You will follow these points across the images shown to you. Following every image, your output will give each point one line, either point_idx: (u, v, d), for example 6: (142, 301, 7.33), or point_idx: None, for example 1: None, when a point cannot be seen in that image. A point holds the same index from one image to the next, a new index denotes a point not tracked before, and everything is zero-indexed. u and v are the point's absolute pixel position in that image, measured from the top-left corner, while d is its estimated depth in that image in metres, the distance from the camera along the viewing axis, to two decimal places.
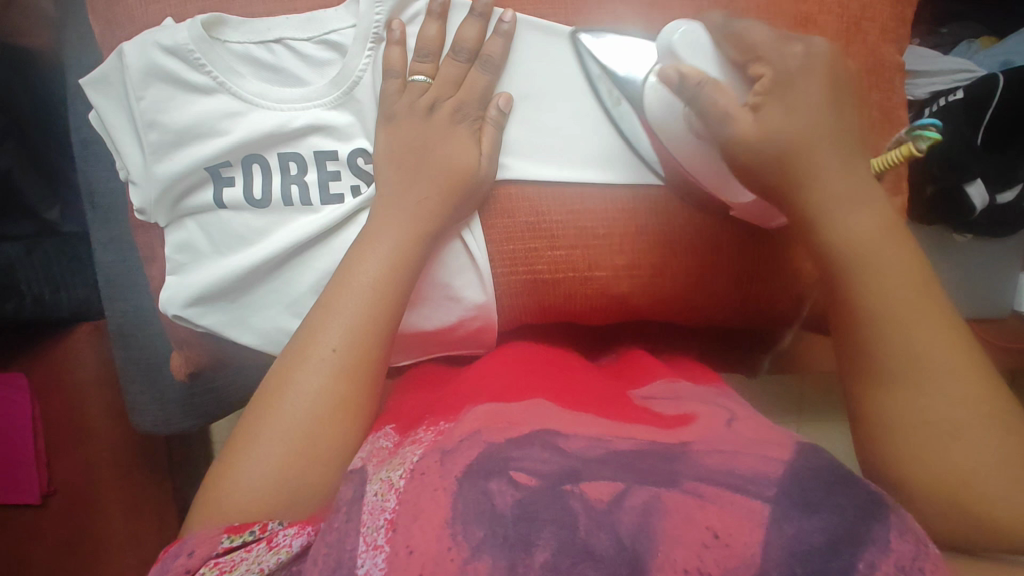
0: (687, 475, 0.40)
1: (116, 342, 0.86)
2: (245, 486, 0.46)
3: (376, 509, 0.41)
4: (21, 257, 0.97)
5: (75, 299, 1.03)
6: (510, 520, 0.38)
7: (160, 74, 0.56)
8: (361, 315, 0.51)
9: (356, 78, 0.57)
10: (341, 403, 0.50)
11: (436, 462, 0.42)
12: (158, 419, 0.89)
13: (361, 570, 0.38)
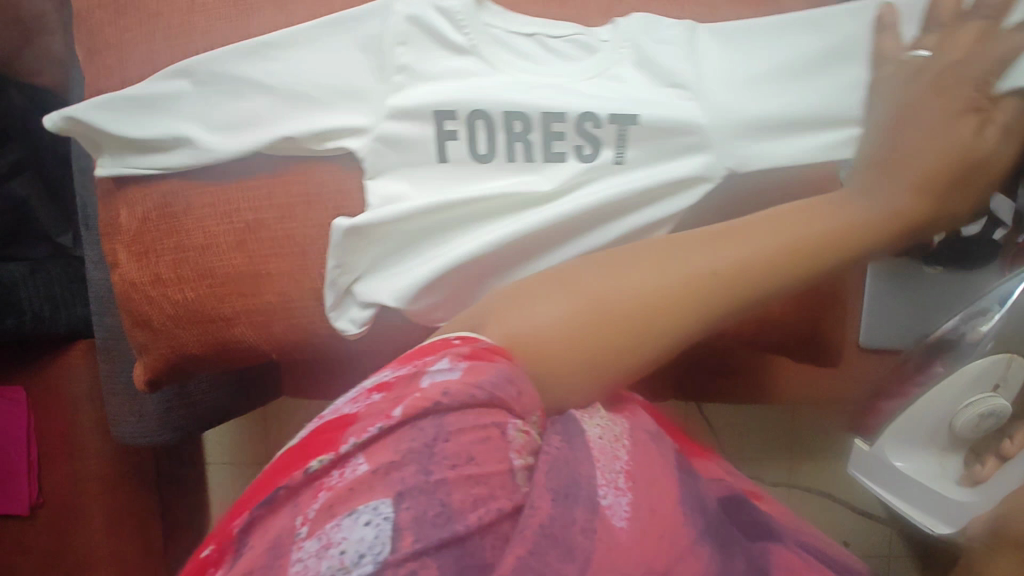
0: (793, 538, 0.39)
1: (101, 356, 0.90)
2: (539, 323, 0.43)
3: (608, 452, 0.39)
4: (25, 277, 1.02)
5: (73, 317, 1.07)
6: (714, 515, 0.39)
7: (231, 71, 0.54)
8: (744, 252, 0.46)
9: (517, 65, 0.52)
10: (644, 322, 0.44)
11: (649, 442, 0.44)
12: (137, 432, 0.92)
13: (604, 499, 0.35)
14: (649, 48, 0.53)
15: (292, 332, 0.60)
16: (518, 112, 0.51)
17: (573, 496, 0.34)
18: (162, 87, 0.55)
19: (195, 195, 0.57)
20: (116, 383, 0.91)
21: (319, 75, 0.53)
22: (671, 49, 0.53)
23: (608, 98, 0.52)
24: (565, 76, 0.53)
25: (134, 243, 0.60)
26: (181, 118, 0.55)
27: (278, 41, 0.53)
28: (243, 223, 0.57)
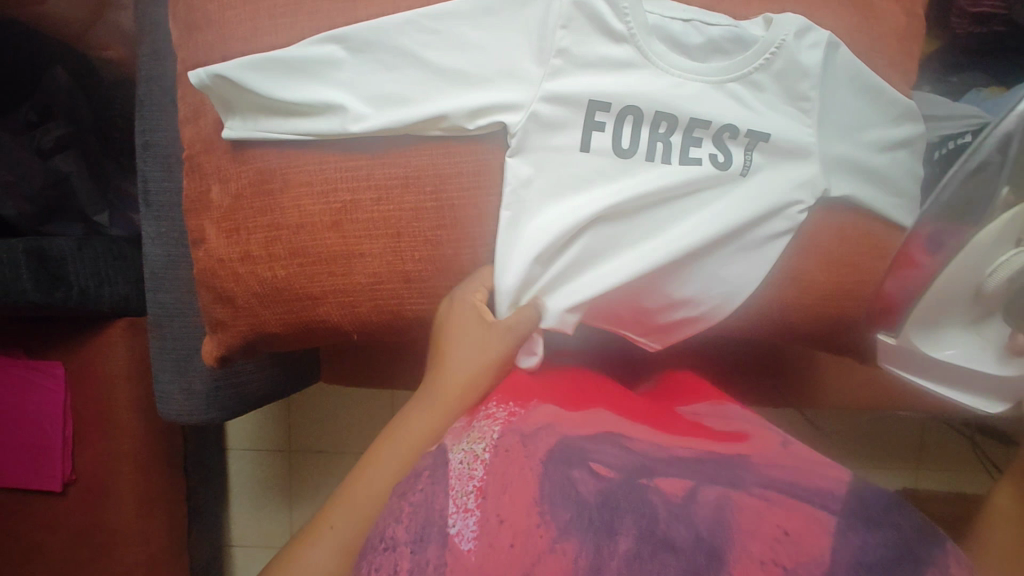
0: (754, 482, 0.40)
1: (153, 333, 0.90)
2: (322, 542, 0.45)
3: (464, 475, 0.40)
4: (73, 252, 1.01)
5: (116, 295, 1.07)
6: (593, 505, 0.37)
7: (397, 42, 0.54)
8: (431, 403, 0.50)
9: (671, 65, 0.55)
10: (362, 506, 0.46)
11: (519, 442, 0.43)
12: (184, 409, 0.91)
13: (451, 529, 0.37)
14: (794, 48, 0.56)
15: (382, 314, 0.61)
16: (666, 116, 0.55)
17: (426, 538, 0.37)
18: (317, 51, 0.54)
19: (291, 172, 0.58)
20: (165, 358, 0.90)
21: (484, 52, 0.54)
22: (815, 53, 0.56)
23: (748, 110, 0.56)
24: (711, 75, 0.56)
25: (225, 219, 0.60)
26: (331, 84, 0.54)
27: (449, 14, 0.54)
28: (341, 202, 0.57)
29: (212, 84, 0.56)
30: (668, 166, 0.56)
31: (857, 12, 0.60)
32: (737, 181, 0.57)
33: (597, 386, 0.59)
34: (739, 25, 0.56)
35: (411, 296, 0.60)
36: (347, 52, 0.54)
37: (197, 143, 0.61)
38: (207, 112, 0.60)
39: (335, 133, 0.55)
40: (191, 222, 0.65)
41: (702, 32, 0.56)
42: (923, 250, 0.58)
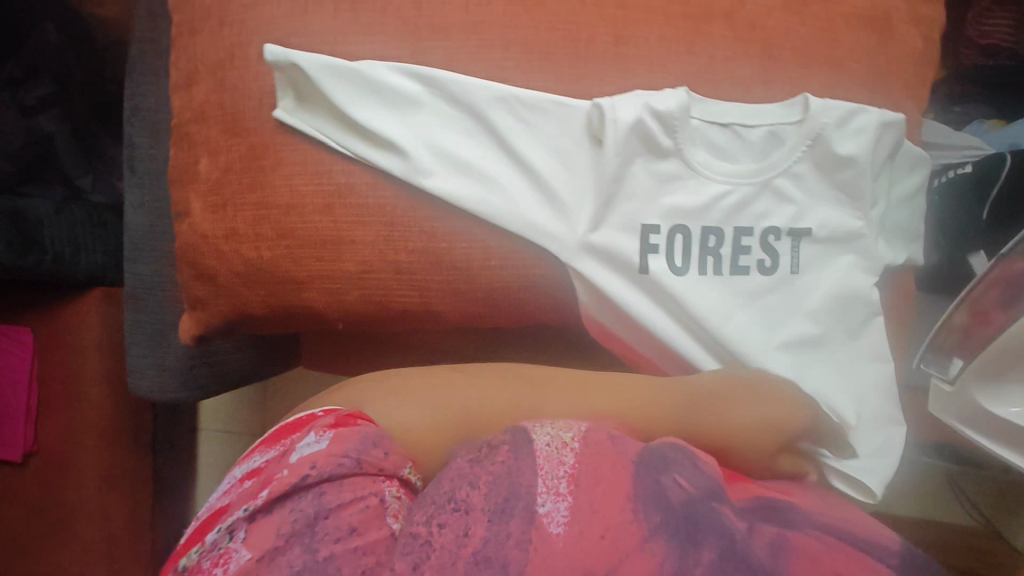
0: (807, 524, 0.40)
1: (127, 305, 0.87)
2: (411, 408, 0.49)
3: (552, 457, 0.41)
4: (50, 215, 0.98)
5: (92, 263, 1.03)
6: (679, 512, 0.38)
7: (421, 50, 0.54)
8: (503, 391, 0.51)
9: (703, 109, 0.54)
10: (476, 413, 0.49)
11: (608, 440, 0.43)
12: (154, 385, 0.88)
13: (541, 508, 0.38)
14: (833, 137, 0.55)
15: (377, 312, 0.59)
16: (714, 229, 0.55)
17: (508, 510, 0.38)
18: (406, 94, 0.53)
19: (287, 150, 0.55)
20: (137, 331, 0.87)
21: (529, 106, 0.53)
22: (856, 140, 0.55)
23: (793, 207, 0.56)
24: (728, 96, 0.55)
25: (212, 194, 0.58)
26: (402, 127, 0.54)
27: (524, 98, 0.53)
28: (334, 186, 0.55)
29: (278, 70, 0.54)
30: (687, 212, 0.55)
31: (879, 32, 0.59)
32: (784, 281, 0.57)
33: None
34: (777, 118, 0.55)
35: (400, 286, 0.57)
36: (431, 105, 0.54)
37: (188, 112, 0.58)
38: (199, 81, 0.57)
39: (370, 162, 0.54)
40: (175, 195, 0.62)
41: (745, 133, 0.55)
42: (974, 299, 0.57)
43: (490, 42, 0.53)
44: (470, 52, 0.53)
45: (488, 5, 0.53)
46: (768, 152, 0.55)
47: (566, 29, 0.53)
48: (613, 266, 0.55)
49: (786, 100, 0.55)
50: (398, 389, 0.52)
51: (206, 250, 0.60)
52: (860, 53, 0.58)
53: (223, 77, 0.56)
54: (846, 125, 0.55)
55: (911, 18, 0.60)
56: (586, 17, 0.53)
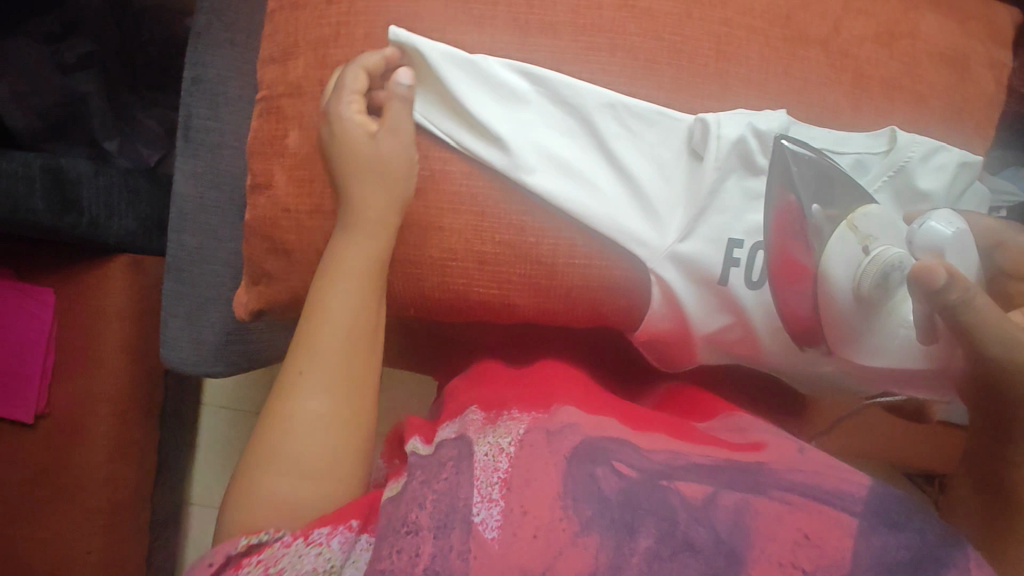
0: (773, 486, 0.44)
1: (169, 275, 0.86)
2: (284, 485, 0.46)
3: (488, 466, 0.45)
4: (89, 176, 0.96)
5: (122, 229, 1.01)
6: (616, 504, 0.42)
7: (530, 47, 0.54)
8: (338, 357, 0.50)
9: (800, 131, 0.55)
10: (329, 453, 0.48)
11: (543, 440, 0.47)
12: (187, 358, 0.86)
13: (477, 518, 0.41)
14: (916, 171, 0.57)
15: (459, 302, 0.60)
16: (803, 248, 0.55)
17: (450, 524, 0.41)
18: (525, 91, 0.54)
19: None
20: (177, 303, 0.85)
21: (635, 110, 0.54)
22: (936, 177, 0.57)
23: None
24: (820, 120, 0.56)
25: (299, 169, 0.58)
26: (518, 126, 0.55)
27: (632, 109, 0.54)
28: (430, 171, 0.56)
29: (403, 52, 0.54)
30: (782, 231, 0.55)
31: (958, 72, 0.60)
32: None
33: (617, 396, 0.62)
34: (862, 147, 0.57)
35: (482, 278, 0.58)
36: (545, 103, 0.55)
37: (282, 86, 0.58)
38: (298, 56, 0.57)
39: (473, 154, 0.55)
40: (254, 165, 0.62)
41: (834, 160, 0.56)
42: (800, 254, 0.55)
43: (596, 45, 0.54)
44: (577, 54, 0.54)
45: (598, 10, 0.54)
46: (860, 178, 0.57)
47: (671, 41, 0.55)
48: (702, 286, 0.56)
49: (874, 130, 0.57)
50: (275, 453, 0.47)
51: (284, 226, 0.60)
52: (942, 89, 0.59)
53: (323, 55, 0.56)
54: (929, 163, 0.57)
55: (987, 62, 0.62)
56: (689, 30, 0.55)
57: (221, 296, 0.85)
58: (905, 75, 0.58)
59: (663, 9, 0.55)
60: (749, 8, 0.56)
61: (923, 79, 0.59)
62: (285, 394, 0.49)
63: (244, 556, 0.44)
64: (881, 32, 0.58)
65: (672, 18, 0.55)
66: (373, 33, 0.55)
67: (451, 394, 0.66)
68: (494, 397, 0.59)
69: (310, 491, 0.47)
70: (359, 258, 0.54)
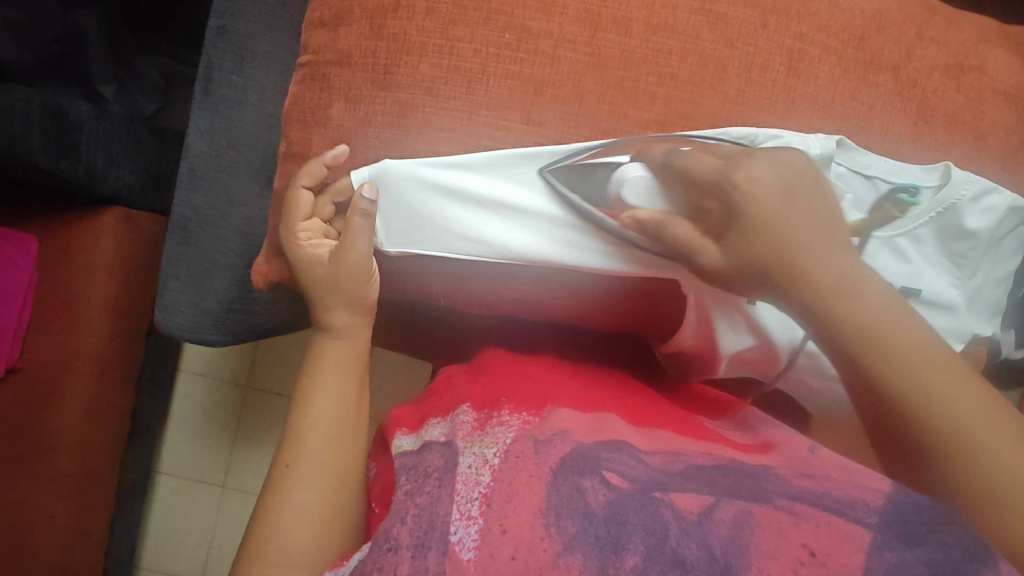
0: (779, 495, 0.41)
1: (174, 234, 0.82)
2: (282, 551, 0.50)
3: (470, 481, 0.45)
4: (91, 121, 0.90)
5: (119, 180, 0.96)
6: (601, 519, 0.40)
7: (600, 43, 0.52)
8: (326, 439, 0.55)
9: (854, 155, 0.54)
10: (325, 516, 0.52)
11: (531, 451, 0.46)
12: (187, 323, 0.82)
13: (454, 536, 0.41)
14: (965, 211, 0.56)
15: (498, 303, 0.62)
16: None
17: (427, 544, 0.42)
18: (484, 190, 0.53)
19: (435, 115, 0.52)
20: (179, 265, 0.81)
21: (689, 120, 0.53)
22: (984, 217, 0.56)
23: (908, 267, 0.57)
24: (880, 148, 0.55)
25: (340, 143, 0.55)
26: (493, 215, 0.54)
27: None
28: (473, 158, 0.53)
29: (441, 62, 0.52)
30: None
31: (1020, 111, 0.59)
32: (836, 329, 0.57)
33: (629, 391, 0.62)
34: (915, 179, 0.55)
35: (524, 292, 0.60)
36: (485, 187, 0.53)
37: (331, 53, 0.55)
38: (350, 23, 0.54)
39: (479, 237, 0.54)
40: (291, 134, 0.59)
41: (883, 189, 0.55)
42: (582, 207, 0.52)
43: (667, 49, 0.52)
44: (645, 56, 0.52)
45: (673, 11, 0.52)
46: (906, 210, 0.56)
47: (743, 51, 0.53)
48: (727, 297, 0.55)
49: (930, 163, 0.56)
50: (270, 538, 0.51)
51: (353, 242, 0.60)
52: (1004, 124, 0.58)
53: (378, 26, 0.53)
54: (978, 205, 0.56)
55: None
56: (763, 42, 0.53)
57: (226, 262, 0.80)
58: (968, 109, 0.57)
59: (740, 16, 0.53)
60: (824, 25, 0.54)
61: (987, 116, 0.57)
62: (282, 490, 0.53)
63: None
64: (950, 63, 0.57)
65: (749, 27, 0.53)
66: (435, 9, 0.52)
67: (450, 382, 0.64)
68: (488, 392, 0.57)
69: (298, 554, 0.50)
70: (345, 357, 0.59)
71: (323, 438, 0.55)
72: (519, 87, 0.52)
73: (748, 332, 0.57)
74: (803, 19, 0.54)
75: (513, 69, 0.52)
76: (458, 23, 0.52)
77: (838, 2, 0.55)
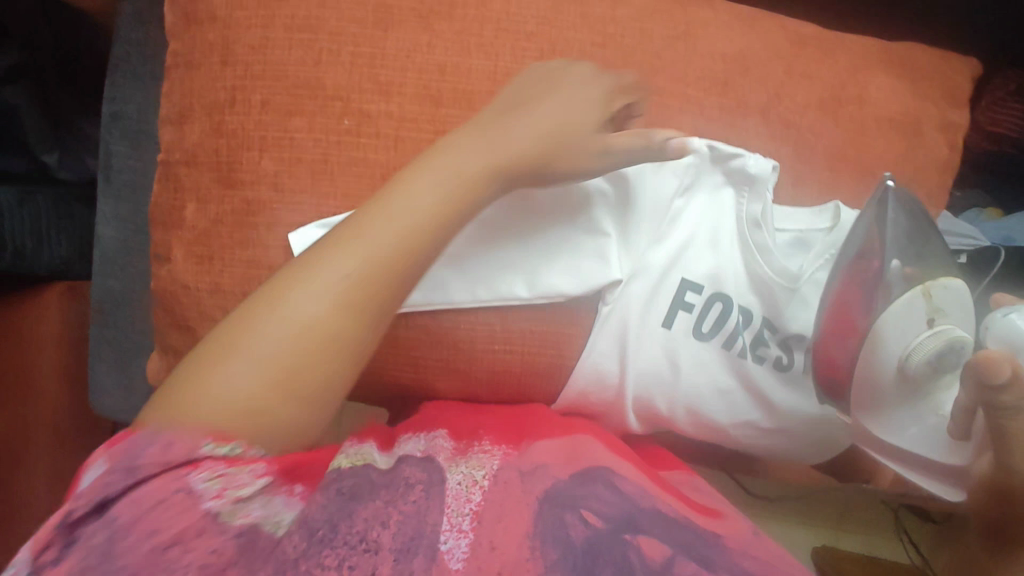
0: (724, 565, 0.38)
1: (94, 318, 0.81)
2: (223, 388, 0.34)
3: (460, 496, 0.40)
4: (14, 208, 0.88)
5: (54, 257, 0.94)
6: (579, 551, 0.36)
7: (443, 119, 0.49)
8: (359, 262, 0.38)
9: (764, 199, 0.52)
10: (280, 384, 0.35)
11: (518, 477, 0.42)
12: (119, 403, 0.82)
13: (443, 547, 0.36)
14: None
15: (383, 388, 0.57)
16: (747, 312, 0.52)
17: (412, 549, 0.35)
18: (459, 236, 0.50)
19: (283, 209, 0.50)
20: (103, 348, 0.81)
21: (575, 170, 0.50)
22: None
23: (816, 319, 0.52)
24: (766, 192, 0.52)
25: (197, 244, 0.53)
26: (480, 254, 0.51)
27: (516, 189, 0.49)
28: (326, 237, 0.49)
29: (283, 153, 0.50)
30: (739, 327, 0.52)
31: (909, 138, 0.55)
32: (733, 361, 0.52)
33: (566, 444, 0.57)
34: (802, 224, 0.53)
35: (399, 364, 0.54)
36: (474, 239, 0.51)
37: (178, 151, 0.53)
38: (192, 120, 0.52)
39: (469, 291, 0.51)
40: (154, 234, 0.57)
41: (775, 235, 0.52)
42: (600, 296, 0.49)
43: None
44: None
45: (518, 77, 0.49)
46: (802, 281, 0.52)
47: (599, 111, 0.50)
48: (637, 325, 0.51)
49: (818, 205, 0.53)
50: (241, 355, 0.35)
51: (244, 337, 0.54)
52: (889, 156, 0.54)
53: (218, 121, 0.51)
54: None
55: (941, 124, 0.57)
56: (619, 99, 0.50)
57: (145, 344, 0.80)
58: (851, 143, 0.54)
59: (589, 76, 0.50)
60: (685, 73, 0.51)
61: (873, 148, 0.54)
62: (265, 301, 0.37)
63: (210, 461, 0.33)
64: (827, 97, 0.54)
65: (601, 85, 0.50)
66: (270, 100, 0.50)
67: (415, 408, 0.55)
68: (457, 422, 0.51)
69: (255, 371, 0.35)
70: (410, 222, 0.40)
71: (403, 246, 0.39)
72: (366, 171, 0.49)
73: (652, 393, 0.53)
74: (659, 69, 0.51)
75: (356, 156, 0.49)
76: (295, 112, 0.50)
77: (698, 47, 0.52)
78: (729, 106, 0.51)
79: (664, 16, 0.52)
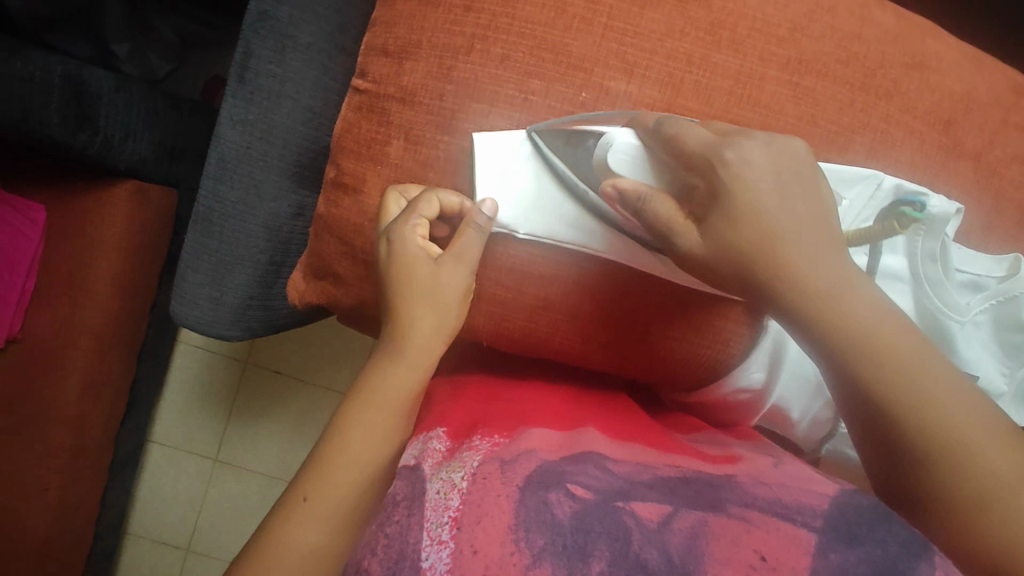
0: (733, 503, 0.38)
1: (193, 225, 0.69)
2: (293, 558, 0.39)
3: (439, 506, 0.36)
4: (110, 91, 0.83)
5: (134, 154, 0.89)
6: (569, 529, 0.33)
7: (680, 109, 0.49)
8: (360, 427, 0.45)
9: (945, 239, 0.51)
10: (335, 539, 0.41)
11: (499, 470, 0.38)
12: (203, 316, 0.69)
13: (425, 563, 0.33)
14: None
15: (534, 351, 0.56)
16: None
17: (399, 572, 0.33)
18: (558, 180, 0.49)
19: None
20: (199, 259, 0.69)
21: None
22: None
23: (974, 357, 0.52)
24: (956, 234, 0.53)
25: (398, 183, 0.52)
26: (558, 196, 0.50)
27: None
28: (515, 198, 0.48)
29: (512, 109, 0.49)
30: None
31: None
32: None
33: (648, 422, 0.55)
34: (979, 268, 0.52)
35: (567, 334, 0.54)
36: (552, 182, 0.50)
37: (392, 87, 0.52)
38: (417, 58, 0.51)
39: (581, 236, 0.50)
40: (340, 161, 0.55)
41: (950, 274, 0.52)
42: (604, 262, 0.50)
43: (753, 119, 0.50)
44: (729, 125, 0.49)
45: (761, 81, 0.50)
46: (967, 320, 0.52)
47: (828, 128, 0.50)
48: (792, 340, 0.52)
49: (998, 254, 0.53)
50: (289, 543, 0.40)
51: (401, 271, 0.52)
52: None
53: (447, 65, 0.50)
54: None
55: None
56: (849, 119, 0.50)
57: (251, 259, 0.68)
58: None
59: (827, 91, 0.50)
60: (912, 105, 0.52)
61: None
62: (278, 518, 0.41)
63: None
64: None
65: (836, 102, 0.50)
66: (510, 56, 0.49)
67: (432, 397, 0.55)
68: (457, 417, 0.48)
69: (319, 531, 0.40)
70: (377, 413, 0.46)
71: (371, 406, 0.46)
72: None
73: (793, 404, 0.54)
74: (891, 96, 0.51)
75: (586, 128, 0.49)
76: (534, 73, 0.49)
77: (929, 80, 0.52)
78: (945, 144, 0.52)
79: (901, 45, 0.53)
